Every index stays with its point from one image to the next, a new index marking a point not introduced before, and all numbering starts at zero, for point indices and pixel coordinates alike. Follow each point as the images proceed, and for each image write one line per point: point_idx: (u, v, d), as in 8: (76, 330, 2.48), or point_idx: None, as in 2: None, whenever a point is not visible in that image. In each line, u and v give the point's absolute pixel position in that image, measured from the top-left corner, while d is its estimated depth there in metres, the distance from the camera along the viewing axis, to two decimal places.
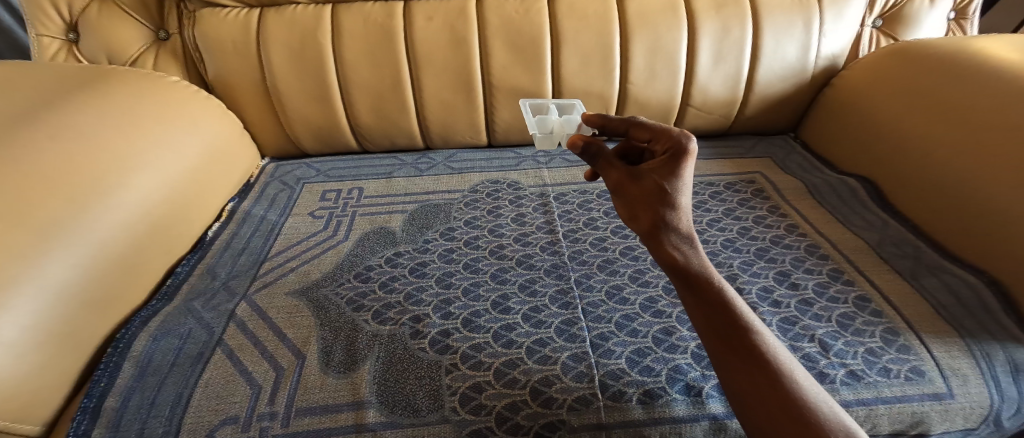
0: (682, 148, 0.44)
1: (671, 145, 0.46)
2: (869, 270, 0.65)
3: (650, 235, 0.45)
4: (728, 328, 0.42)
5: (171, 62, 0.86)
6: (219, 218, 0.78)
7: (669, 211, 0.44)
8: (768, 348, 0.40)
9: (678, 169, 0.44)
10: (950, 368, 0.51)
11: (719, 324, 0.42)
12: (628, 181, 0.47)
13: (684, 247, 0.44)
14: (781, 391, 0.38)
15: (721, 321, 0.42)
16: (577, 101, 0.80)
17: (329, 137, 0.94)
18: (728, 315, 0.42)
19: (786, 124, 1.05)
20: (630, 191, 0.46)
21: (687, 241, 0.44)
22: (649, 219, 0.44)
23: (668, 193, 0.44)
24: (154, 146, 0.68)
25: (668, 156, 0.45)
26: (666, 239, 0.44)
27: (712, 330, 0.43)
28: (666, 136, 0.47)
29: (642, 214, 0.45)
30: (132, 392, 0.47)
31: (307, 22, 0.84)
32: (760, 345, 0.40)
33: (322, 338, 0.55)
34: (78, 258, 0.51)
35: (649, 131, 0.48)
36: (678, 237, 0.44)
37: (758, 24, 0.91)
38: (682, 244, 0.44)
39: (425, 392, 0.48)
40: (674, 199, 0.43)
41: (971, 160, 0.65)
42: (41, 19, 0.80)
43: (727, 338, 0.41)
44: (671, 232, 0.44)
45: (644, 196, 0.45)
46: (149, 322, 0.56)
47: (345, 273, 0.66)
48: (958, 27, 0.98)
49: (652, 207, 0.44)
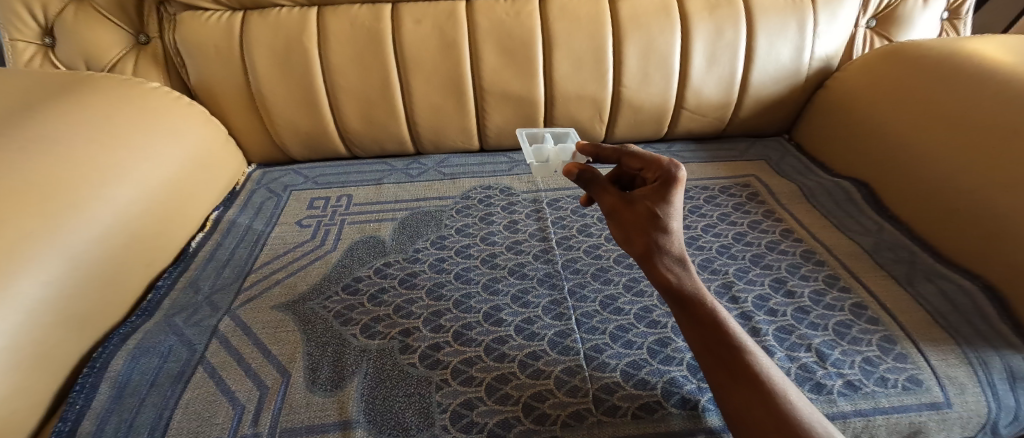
0: (671, 176, 0.48)
1: (661, 173, 0.49)
2: (864, 276, 0.64)
3: (644, 258, 0.47)
4: (723, 348, 0.42)
5: (151, 67, 0.83)
6: (203, 228, 0.76)
7: (662, 236, 0.47)
8: (762, 368, 0.41)
9: (669, 196, 0.47)
10: (947, 376, 0.50)
11: (713, 344, 0.43)
12: (622, 206, 0.49)
13: (677, 268, 0.47)
14: (774, 409, 0.37)
15: (714, 341, 0.43)
16: (573, 129, 0.78)
17: (317, 143, 0.92)
18: (722, 335, 0.43)
19: (780, 126, 1.04)
20: (624, 216, 0.49)
21: (679, 263, 0.47)
22: (643, 243, 0.47)
23: (659, 217, 0.47)
24: (134, 155, 0.66)
25: (658, 183, 0.48)
26: (660, 261, 0.47)
27: (706, 350, 0.43)
28: (656, 165, 0.50)
29: (636, 238, 0.48)
30: (109, 414, 0.45)
31: (292, 25, 0.82)
32: (753, 364, 0.41)
33: (309, 354, 0.53)
34: (55, 274, 0.49)
35: (640, 160, 0.52)
36: (671, 259, 0.47)
37: (751, 26, 0.90)
38: (675, 266, 0.47)
39: (414, 410, 0.46)
40: (664, 223, 0.47)
41: (965, 163, 0.65)
42: (14, 24, 0.77)
43: (722, 357, 0.42)
44: (665, 255, 0.47)
45: (638, 221, 0.48)
46: (128, 340, 0.54)
47: (333, 285, 0.64)
48: (951, 27, 0.98)
49: (647, 231, 0.47)
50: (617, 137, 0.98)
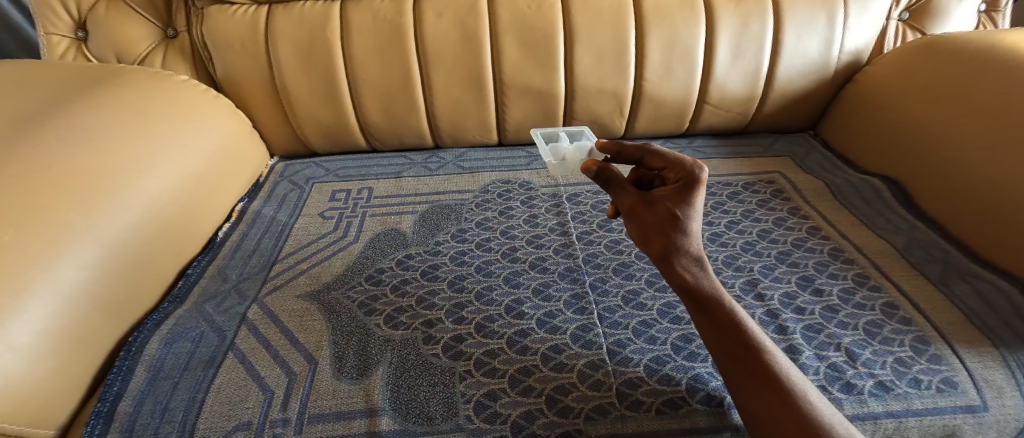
0: (694, 178, 0.47)
1: (684, 174, 0.48)
2: (895, 275, 0.63)
3: (662, 258, 0.47)
4: (741, 349, 0.42)
5: (179, 61, 0.85)
6: (229, 219, 0.78)
7: (681, 236, 0.47)
8: (781, 369, 0.41)
9: (691, 198, 0.47)
10: (984, 379, 0.48)
11: (731, 345, 0.43)
12: (641, 207, 0.49)
13: (695, 268, 0.47)
14: (794, 413, 0.37)
15: (732, 343, 0.43)
16: (587, 128, 0.80)
17: (338, 136, 0.93)
18: (741, 336, 0.43)
19: (806, 122, 1.02)
20: (643, 217, 0.49)
21: (697, 263, 0.47)
22: (661, 244, 0.47)
23: (680, 219, 0.47)
24: (164, 145, 0.67)
25: (680, 184, 0.48)
26: (678, 262, 0.47)
27: (726, 351, 0.43)
28: (679, 166, 0.49)
29: (655, 239, 0.47)
30: (145, 396, 0.47)
31: (315, 18, 0.82)
32: (772, 365, 0.41)
33: (334, 343, 0.54)
34: (93, 260, 0.50)
35: (663, 160, 0.51)
36: (689, 260, 0.47)
37: (779, 18, 0.88)
38: (692, 265, 0.47)
39: (439, 400, 0.47)
40: (685, 225, 0.46)
41: (1003, 159, 0.62)
42: (50, 18, 0.80)
43: (741, 358, 0.42)
44: (683, 255, 0.47)
45: (657, 221, 0.48)
46: (161, 325, 0.55)
47: (356, 276, 0.65)
48: (988, 20, 0.95)
49: (666, 232, 0.47)
50: (637, 132, 0.97)
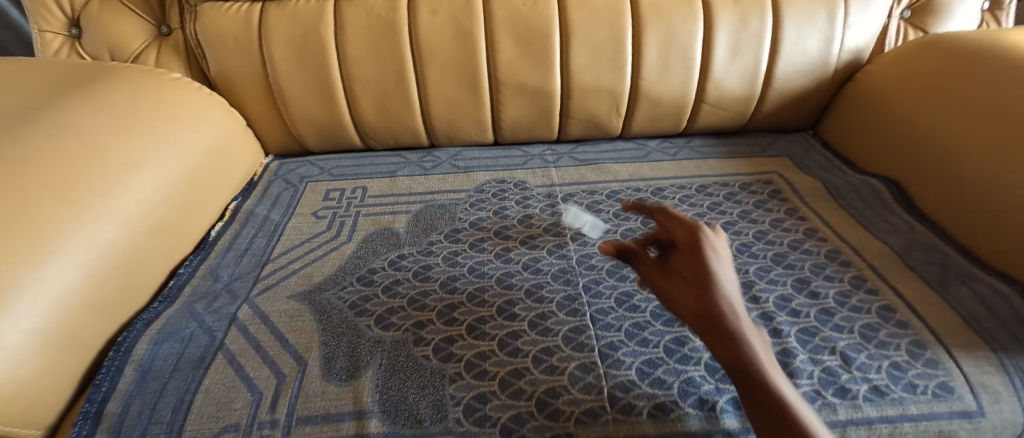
0: (702, 239, 0.49)
1: (694, 238, 0.50)
2: (893, 278, 0.62)
3: (701, 328, 0.43)
4: (722, 341, 0.41)
5: (173, 58, 0.85)
6: (222, 218, 0.77)
7: (720, 304, 0.43)
8: (758, 357, 0.40)
9: (708, 261, 0.47)
10: (980, 384, 0.47)
11: (715, 341, 0.41)
12: (666, 280, 0.48)
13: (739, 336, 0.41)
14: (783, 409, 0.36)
15: (714, 337, 0.42)
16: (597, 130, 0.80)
17: (333, 134, 0.92)
18: (721, 329, 0.41)
19: (805, 121, 1.01)
20: (671, 288, 0.47)
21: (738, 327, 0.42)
22: (703, 320, 0.43)
23: (709, 283, 0.45)
24: (157, 143, 0.67)
25: (691, 248, 0.49)
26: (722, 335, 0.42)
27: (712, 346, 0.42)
28: (690, 229, 0.51)
29: (690, 310, 0.44)
30: (133, 396, 0.46)
31: (309, 15, 0.81)
32: (752, 355, 0.40)
33: (324, 344, 0.53)
34: (82, 261, 0.50)
35: (676, 223, 0.53)
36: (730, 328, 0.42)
37: (778, 16, 0.87)
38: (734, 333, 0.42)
39: (428, 403, 0.46)
40: (718, 291, 0.44)
41: (1001, 157, 0.62)
42: (43, 15, 0.79)
43: (726, 351, 0.41)
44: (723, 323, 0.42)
45: (687, 288, 0.46)
46: (150, 326, 0.55)
47: (348, 276, 0.64)
48: (992, 18, 0.93)
49: (702, 303, 0.43)
50: (634, 131, 0.97)
